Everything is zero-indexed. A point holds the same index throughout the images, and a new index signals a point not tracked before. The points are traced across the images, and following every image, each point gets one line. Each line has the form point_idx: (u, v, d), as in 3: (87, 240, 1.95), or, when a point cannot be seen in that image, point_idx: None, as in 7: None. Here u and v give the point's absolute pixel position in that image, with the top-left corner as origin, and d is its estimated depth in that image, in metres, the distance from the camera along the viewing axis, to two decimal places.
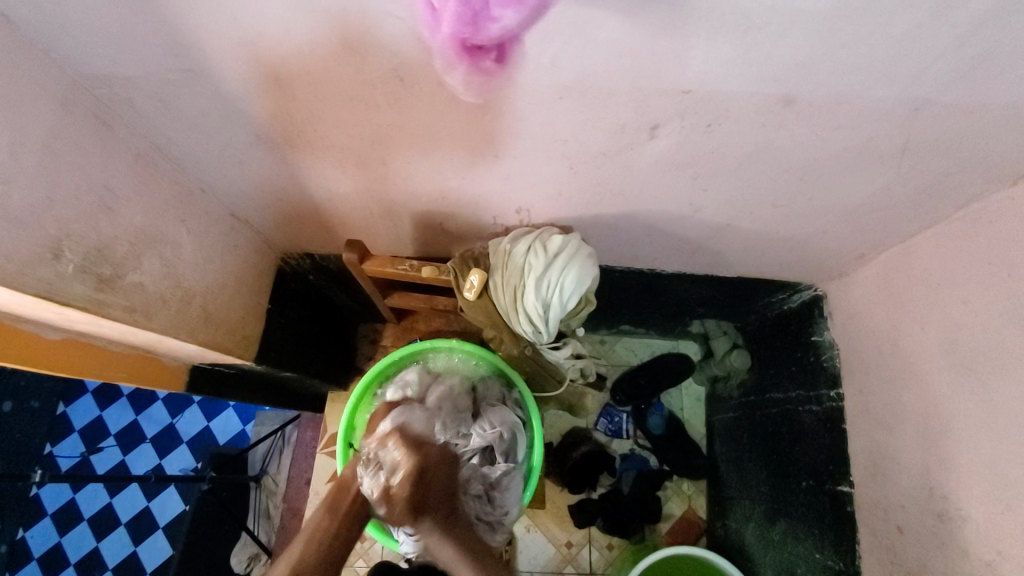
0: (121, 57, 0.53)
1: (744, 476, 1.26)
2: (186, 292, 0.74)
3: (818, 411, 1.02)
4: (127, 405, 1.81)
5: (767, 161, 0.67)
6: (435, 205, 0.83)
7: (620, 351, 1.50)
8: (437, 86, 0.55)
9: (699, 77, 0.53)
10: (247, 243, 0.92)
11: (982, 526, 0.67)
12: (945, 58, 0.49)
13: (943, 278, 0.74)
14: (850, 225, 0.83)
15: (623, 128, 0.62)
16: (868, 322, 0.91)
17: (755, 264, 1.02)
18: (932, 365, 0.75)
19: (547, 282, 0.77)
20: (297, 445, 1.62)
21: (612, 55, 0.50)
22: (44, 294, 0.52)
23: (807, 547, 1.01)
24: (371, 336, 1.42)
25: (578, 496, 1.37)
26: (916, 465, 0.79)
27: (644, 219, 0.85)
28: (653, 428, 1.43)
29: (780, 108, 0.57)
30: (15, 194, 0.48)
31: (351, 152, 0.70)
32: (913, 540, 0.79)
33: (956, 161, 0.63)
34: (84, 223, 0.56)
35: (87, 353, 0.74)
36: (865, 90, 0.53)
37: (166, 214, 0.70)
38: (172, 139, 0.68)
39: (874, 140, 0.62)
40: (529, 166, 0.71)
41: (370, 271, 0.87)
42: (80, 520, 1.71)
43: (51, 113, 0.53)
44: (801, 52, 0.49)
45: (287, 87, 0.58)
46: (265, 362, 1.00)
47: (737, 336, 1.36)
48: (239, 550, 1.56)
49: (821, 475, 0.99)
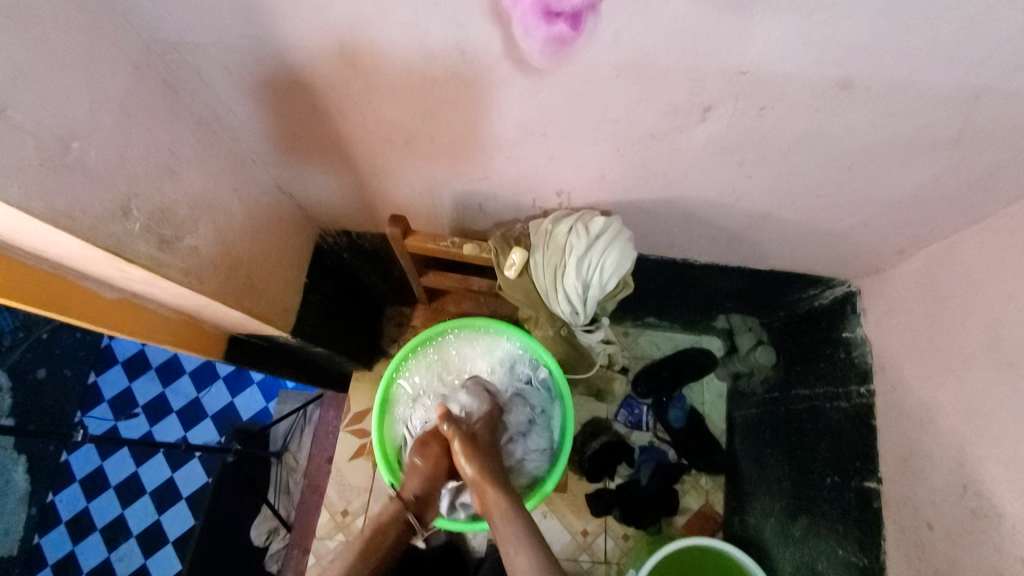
0: (195, 23, 0.55)
1: (765, 471, 1.26)
2: (234, 259, 0.76)
3: (847, 407, 1.02)
4: (155, 378, 1.85)
5: (816, 148, 0.67)
6: (477, 185, 0.84)
7: (643, 344, 1.50)
8: (497, 61, 0.56)
9: (760, 57, 0.53)
10: (289, 217, 0.94)
11: (1019, 524, 0.66)
12: (1013, 43, 0.48)
13: (989, 274, 0.73)
14: (893, 218, 0.82)
15: (675, 109, 0.62)
16: (904, 318, 0.90)
17: (789, 257, 1.02)
18: (973, 362, 0.75)
19: (588, 262, 0.79)
20: (319, 423, 1.64)
21: (674, 32, 0.50)
22: (113, 249, 0.54)
23: (830, 544, 1.01)
24: (397, 318, 1.44)
25: (595, 485, 1.38)
26: (950, 462, 0.79)
27: (682, 206, 0.85)
28: (674, 422, 1.42)
29: (837, 92, 0.57)
30: (92, 150, 0.50)
31: (401, 127, 0.71)
32: (943, 537, 0.79)
33: (1011, 154, 0.63)
34: (150, 184, 0.58)
35: (140, 315, 0.76)
36: (927, 76, 0.53)
37: (220, 181, 0.72)
38: (230, 108, 0.70)
39: (928, 128, 0.61)
40: (575, 146, 0.72)
41: (411, 246, 0.88)
42: (107, 487, 1.75)
43: (126, 75, 0.55)
44: (866, 34, 0.49)
45: (349, 57, 0.59)
46: (300, 335, 1.02)
47: (762, 333, 1.35)
48: (259, 523, 1.60)
49: (848, 472, 0.99)
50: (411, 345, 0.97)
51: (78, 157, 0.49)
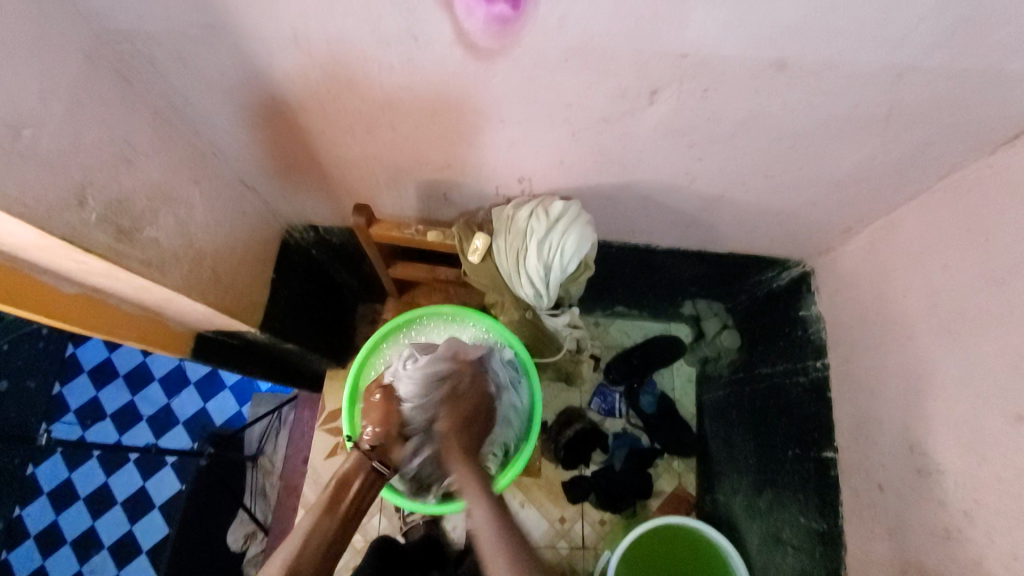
0: (146, 12, 0.55)
1: (732, 450, 1.30)
2: (197, 252, 0.76)
3: (805, 382, 1.06)
4: (123, 386, 1.81)
5: (760, 128, 0.70)
6: (440, 174, 0.86)
7: (614, 333, 1.53)
8: (450, 46, 0.58)
9: (698, 39, 0.56)
10: (254, 212, 0.94)
11: (958, 478, 0.70)
12: (928, 21, 0.52)
13: (925, 246, 0.78)
14: (837, 197, 0.86)
15: (624, 92, 0.65)
16: (853, 293, 0.94)
17: (746, 239, 1.06)
18: (913, 330, 0.79)
19: (548, 245, 0.82)
20: (294, 424, 1.63)
21: (617, 15, 0.53)
22: (70, 238, 0.54)
23: (794, 513, 1.05)
24: (369, 315, 1.44)
25: (571, 473, 1.40)
26: (897, 425, 0.83)
27: (640, 190, 0.88)
28: (646, 408, 1.45)
29: (772, 72, 0.60)
30: (44, 137, 0.50)
31: (361, 116, 0.72)
32: (893, 497, 0.83)
33: (936, 129, 0.67)
34: (105, 173, 0.58)
35: (101, 309, 0.76)
36: (853, 55, 0.57)
37: (180, 173, 0.72)
38: (188, 99, 0.70)
39: (860, 106, 0.65)
40: (532, 132, 0.74)
41: (376, 235, 0.90)
42: (76, 499, 1.71)
43: (77, 64, 0.55)
44: (792, 15, 0.52)
45: (303, 44, 0.59)
46: (269, 330, 1.02)
47: (727, 317, 1.40)
48: (236, 527, 1.55)
49: (807, 444, 1.03)
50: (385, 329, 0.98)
51: (29, 144, 0.49)
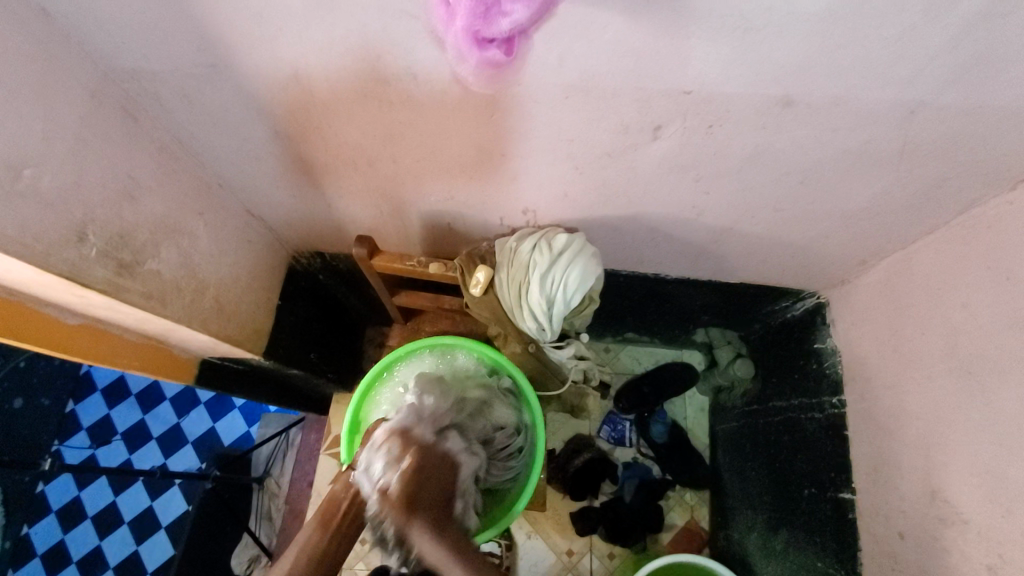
0: (149, 52, 0.56)
1: (746, 485, 1.24)
2: (200, 282, 0.77)
3: (821, 419, 1.02)
4: (134, 405, 1.81)
5: (767, 163, 0.69)
6: (444, 205, 0.85)
7: (624, 359, 1.49)
8: (447, 85, 0.58)
9: (701, 77, 0.55)
10: (258, 239, 0.94)
11: (983, 531, 0.66)
12: (940, 59, 0.50)
13: (944, 284, 0.74)
14: (850, 231, 0.84)
15: (626, 128, 0.64)
16: (868, 328, 0.91)
17: (758, 270, 1.03)
18: (931, 370, 0.76)
19: (551, 279, 0.81)
20: (301, 447, 1.62)
21: (615, 55, 0.52)
22: (68, 274, 0.54)
23: (810, 557, 1.00)
24: (377, 338, 1.43)
25: (579, 503, 1.34)
26: (917, 470, 0.79)
27: (647, 222, 0.87)
28: (656, 437, 1.40)
29: (779, 109, 0.59)
30: (45, 176, 0.51)
31: (363, 149, 0.72)
32: (914, 546, 0.78)
33: (954, 165, 0.65)
34: (107, 209, 0.59)
35: (105, 339, 0.76)
36: (861, 92, 0.56)
37: (184, 206, 0.73)
38: (194, 134, 0.71)
39: (870, 141, 0.63)
40: (536, 165, 0.73)
41: (378, 266, 0.90)
42: (84, 518, 1.71)
43: (82, 103, 0.57)
44: (794, 56, 0.51)
45: (304, 82, 0.60)
46: (273, 357, 1.01)
47: (741, 345, 1.35)
48: (240, 551, 1.53)
49: (823, 483, 0.99)
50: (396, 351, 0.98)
51: (31, 183, 0.50)
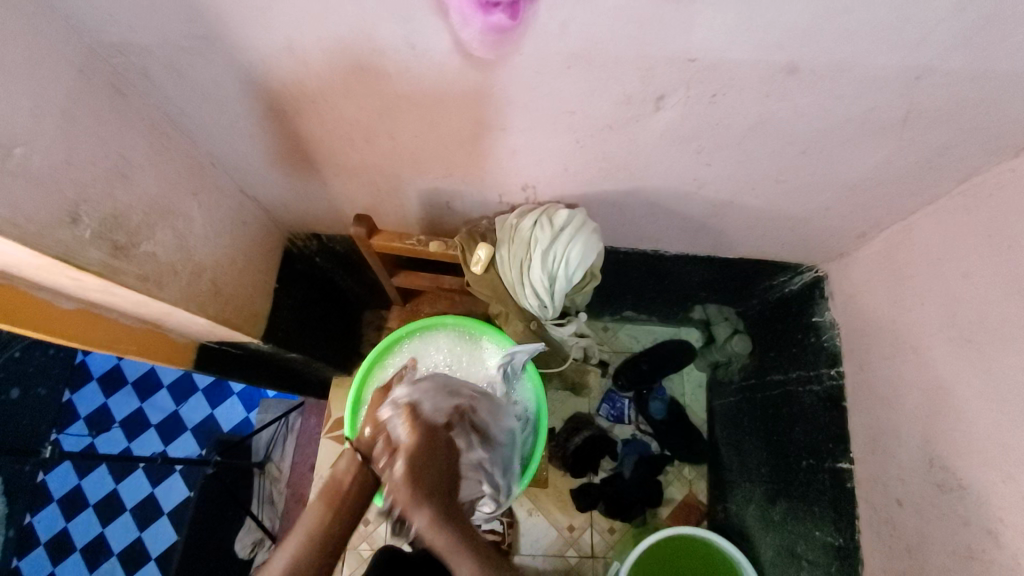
0: (138, 24, 0.55)
1: (744, 458, 1.26)
2: (197, 265, 0.76)
3: (819, 391, 1.03)
4: (132, 393, 1.80)
5: (770, 133, 0.68)
6: (443, 183, 0.84)
7: (623, 338, 1.50)
8: (447, 55, 0.57)
9: (706, 43, 0.54)
10: (254, 221, 0.93)
11: (983, 495, 0.67)
12: (948, 21, 0.50)
13: (945, 253, 0.75)
14: (851, 202, 0.84)
15: (629, 98, 0.63)
16: (868, 300, 0.92)
17: (758, 244, 1.03)
18: (931, 339, 0.76)
19: (553, 254, 0.81)
20: (301, 431, 1.62)
21: (619, 21, 0.51)
22: (62, 256, 0.53)
23: (808, 526, 1.02)
24: (376, 321, 1.42)
25: (579, 480, 1.35)
26: (916, 439, 0.80)
27: (648, 197, 0.86)
28: (655, 413, 1.41)
29: (783, 76, 0.58)
30: (35, 155, 0.50)
31: (359, 125, 0.71)
32: (913, 513, 0.80)
33: (959, 132, 0.65)
34: (100, 189, 0.58)
35: (101, 325, 0.75)
36: (869, 57, 0.55)
37: (178, 186, 0.72)
38: (185, 111, 0.69)
39: (874, 109, 0.63)
40: (537, 139, 0.72)
41: (376, 246, 0.89)
42: (85, 506, 1.71)
43: (71, 78, 0.55)
44: (801, 19, 0.50)
45: (298, 54, 0.58)
46: (272, 340, 1.00)
47: (738, 321, 1.35)
48: (244, 534, 1.52)
49: (822, 454, 1.00)
50: (408, 328, 0.97)
51: (21, 163, 0.48)
